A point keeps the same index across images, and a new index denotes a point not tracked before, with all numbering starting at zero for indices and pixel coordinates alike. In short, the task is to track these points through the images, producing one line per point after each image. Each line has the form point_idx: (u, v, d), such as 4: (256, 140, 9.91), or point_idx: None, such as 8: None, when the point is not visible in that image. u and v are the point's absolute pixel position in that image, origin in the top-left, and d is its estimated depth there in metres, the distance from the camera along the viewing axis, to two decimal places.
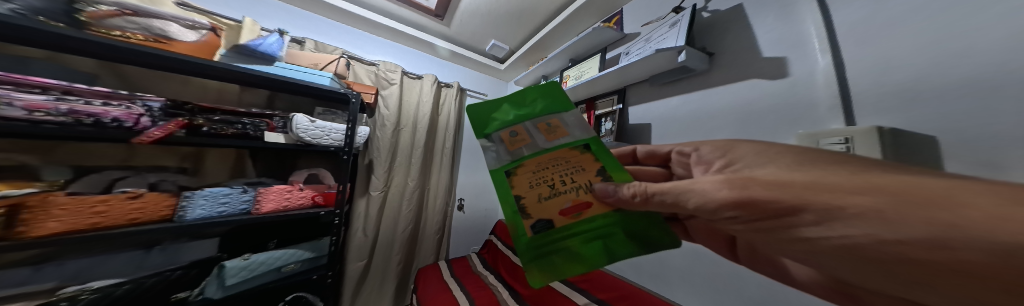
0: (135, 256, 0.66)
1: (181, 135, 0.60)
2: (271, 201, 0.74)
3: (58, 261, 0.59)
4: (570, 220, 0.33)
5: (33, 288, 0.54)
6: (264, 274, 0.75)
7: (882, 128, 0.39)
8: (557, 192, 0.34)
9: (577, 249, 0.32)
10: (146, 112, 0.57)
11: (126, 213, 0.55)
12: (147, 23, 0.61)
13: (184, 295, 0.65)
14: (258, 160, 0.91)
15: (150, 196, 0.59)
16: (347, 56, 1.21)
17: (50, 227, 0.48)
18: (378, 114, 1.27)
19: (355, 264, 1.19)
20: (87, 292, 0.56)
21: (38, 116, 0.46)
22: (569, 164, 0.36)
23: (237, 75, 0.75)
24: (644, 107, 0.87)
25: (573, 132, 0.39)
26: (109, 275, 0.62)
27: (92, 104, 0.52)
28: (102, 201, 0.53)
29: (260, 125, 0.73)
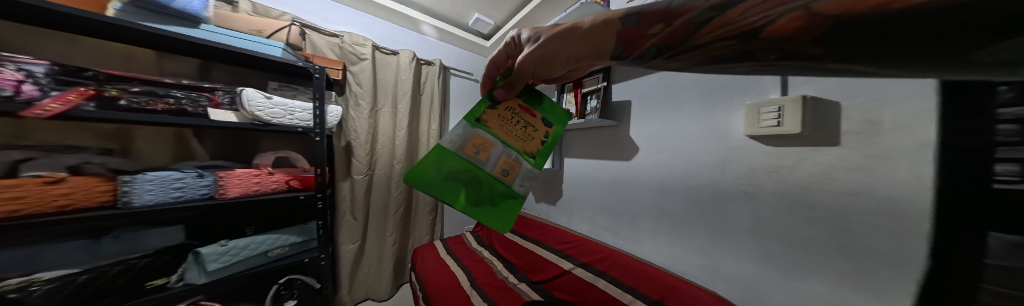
0: (82, 246, 0.59)
1: (90, 109, 0.49)
2: (237, 185, 0.66)
3: None
4: (535, 110, 0.45)
5: None
6: (251, 258, 0.71)
7: (807, 97, 0.45)
8: (523, 117, 0.44)
9: (550, 105, 0.45)
10: (27, 78, 0.45)
11: (50, 200, 0.47)
12: None
13: (162, 281, 0.60)
14: (207, 139, 0.79)
15: (76, 180, 0.51)
16: (299, 23, 1.02)
17: None
18: (349, 91, 1.14)
19: (347, 246, 1.17)
20: (39, 283, 0.51)
21: None
22: (501, 122, 0.43)
23: (149, 38, 0.60)
24: (625, 85, 0.85)
25: (465, 135, 0.41)
26: (59, 264, 0.56)
27: None
28: (13, 186, 0.45)
29: (200, 100, 0.62)
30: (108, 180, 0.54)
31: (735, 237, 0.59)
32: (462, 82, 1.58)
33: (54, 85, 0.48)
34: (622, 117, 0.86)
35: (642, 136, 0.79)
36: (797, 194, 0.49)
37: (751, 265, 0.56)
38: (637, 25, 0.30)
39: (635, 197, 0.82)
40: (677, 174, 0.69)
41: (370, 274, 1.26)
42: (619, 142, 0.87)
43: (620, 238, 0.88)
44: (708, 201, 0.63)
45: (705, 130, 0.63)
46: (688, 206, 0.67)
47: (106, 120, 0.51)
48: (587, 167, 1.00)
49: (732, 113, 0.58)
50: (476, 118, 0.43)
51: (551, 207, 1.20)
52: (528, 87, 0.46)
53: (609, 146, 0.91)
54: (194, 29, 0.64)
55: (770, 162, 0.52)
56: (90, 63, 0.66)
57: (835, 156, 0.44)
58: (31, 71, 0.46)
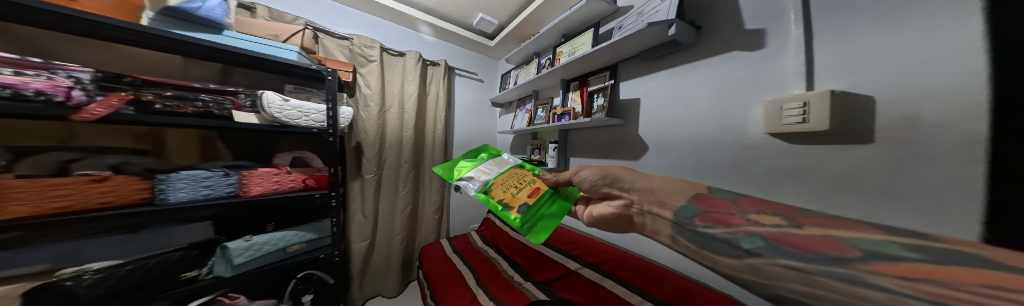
0: (121, 239, 0.62)
1: (129, 113, 0.53)
2: (258, 184, 0.70)
3: (34, 244, 0.56)
4: (533, 199, 0.53)
5: (25, 270, 0.53)
6: (268, 255, 0.74)
7: (835, 92, 0.41)
8: (523, 188, 0.57)
9: (539, 215, 0.50)
10: (76, 85, 0.49)
11: (93, 196, 0.51)
12: None
13: (195, 273, 0.65)
14: (229, 140, 0.83)
15: (117, 180, 0.54)
16: (312, 27, 1.06)
17: (15, 210, 0.46)
18: (359, 93, 1.18)
19: (359, 244, 1.21)
20: (89, 272, 0.56)
21: None
22: (518, 175, 0.63)
23: (177, 44, 0.64)
24: (631, 83, 0.83)
25: (505, 164, 0.70)
26: (102, 257, 0.60)
27: (3, 73, 0.44)
28: (61, 185, 0.49)
29: (224, 103, 0.66)
30: (145, 178, 0.58)
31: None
32: (466, 82, 1.59)
33: (98, 90, 0.51)
34: (629, 115, 0.83)
35: (654, 135, 0.74)
36: (823, 197, 0.45)
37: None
38: (703, 205, 0.38)
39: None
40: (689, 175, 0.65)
41: (379, 272, 1.29)
42: (629, 143, 0.82)
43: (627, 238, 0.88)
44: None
45: (720, 129, 0.59)
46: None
47: (143, 123, 0.55)
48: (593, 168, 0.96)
49: (749, 110, 0.54)
50: (519, 165, 0.68)
51: None
52: (555, 208, 0.52)
53: (616, 148, 0.87)
54: (217, 35, 0.68)
55: (795, 162, 0.48)
56: (123, 67, 0.71)
57: (866, 156, 0.39)
58: (79, 78, 0.50)
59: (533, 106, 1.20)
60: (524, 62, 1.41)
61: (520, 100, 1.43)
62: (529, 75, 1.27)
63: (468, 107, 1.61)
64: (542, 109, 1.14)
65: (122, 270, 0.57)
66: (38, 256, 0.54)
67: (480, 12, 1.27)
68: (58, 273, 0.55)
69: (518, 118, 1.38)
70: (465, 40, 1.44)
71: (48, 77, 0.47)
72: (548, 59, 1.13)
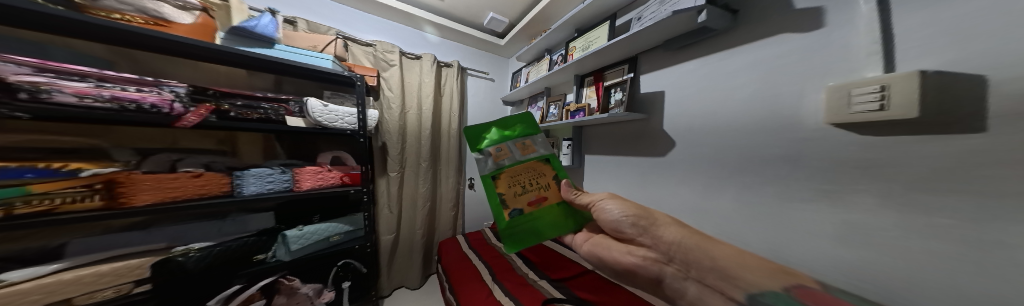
0: (213, 224, 0.74)
1: (213, 120, 0.63)
2: (306, 179, 0.79)
3: (152, 225, 0.69)
4: (531, 209, 0.56)
5: (147, 247, 0.65)
6: (314, 243, 0.83)
7: (928, 71, 0.33)
8: (528, 191, 0.57)
9: (527, 227, 0.54)
10: (176, 98, 0.59)
11: (195, 189, 0.62)
12: (139, 4, 0.58)
13: (263, 256, 0.76)
14: (285, 142, 0.94)
15: (208, 176, 0.65)
16: (342, 36, 1.15)
17: (144, 198, 0.57)
18: (382, 96, 1.26)
19: (385, 237, 1.30)
20: (193, 250, 0.67)
21: (89, 102, 0.50)
22: (534, 172, 0.59)
23: (240, 59, 0.73)
24: (655, 75, 0.80)
25: (533, 150, 0.60)
26: (200, 238, 0.72)
27: (128, 90, 0.54)
28: (173, 179, 0.60)
29: (280, 110, 0.75)
30: (228, 174, 0.68)
31: (806, 242, 0.50)
32: (479, 82, 1.63)
33: (191, 102, 0.61)
34: (652, 110, 0.81)
35: (682, 129, 0.71)
36: (904, 196, 0.38)
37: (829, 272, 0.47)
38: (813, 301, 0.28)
39: (670, 195, 0.75)
40: (728, 170, 0.61)
41: (402, 264, 1.38)
42: (650, 137, 0.80)
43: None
44: (768, 200, 0.55)
45: (765, 121, 0.54)
46: (743, 206, 0.59)
47: (223, 127, 0.65)
48: (610, 164, 0.95)
49: (805, 98, 0.48)
50: (544, 159, 0.61)
51: None
52: (549, 229, 0.55)
53: (637, 141, 0.85)
54: (270, 49, 0.76)
55: (864, 155, 0.41)
56: (208, 81, 0.83)
57: (964, 148, 0.32)
58: (178, 93, 0.60)
59: (546, 103, 1.21)
60: (535, 59, 1.43)
61: (532, 97, 1.44)
62: (541, 72, 1.28)
63: (481, 106, 1.65)
64: (556, 106, 1.13)
65: (213, 250, 0.68)
66: (158, 235, 0.67)
67: (491, 11, 1.29)
68: (171, 250, 0.67)
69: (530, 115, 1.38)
70: (477, 40, 1.48)
71: (158, 92, 0.57)
72: (561, 55, 1.13)
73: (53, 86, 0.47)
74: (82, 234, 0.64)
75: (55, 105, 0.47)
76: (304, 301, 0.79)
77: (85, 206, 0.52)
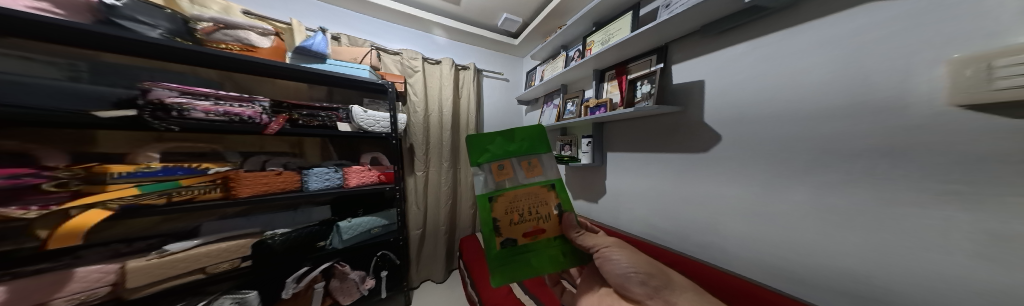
0: (290, 215, 0.91)
1: (288, 128, 0.75)
2: (353, 177, 0.90)
3: (246, 215, 0.85)
4: (526, 240, 0.57)
5: (244, 231, 0.81)
6: (360, 234, 0.93)
7: None
8: (523, 220, 0.57)
9: (517, 260, 0.55)
10: (262, 110, 0.71)
11: (279, 184, 0.75)
12: (235, 34, 0.72)
13: (323, 243, 0.89)
14: (337, 146, 1.07)
15: (286, 174, 0.78)
16: (375, 48, 1.26)
17: (247, 190, 0.70)
18: (408, 101, 1.36)
19: (413, 232, 1.40)
20: (276, 235, 0.81)
21: (211, 117, 0.64)
22: (535, 199, 0.59)
23: (303, 75, 0.86)
24: (692, 64, 0.72)
25: (535, 172, 0.61)
26: (281, 225, 0.88)
27: (234, 105, 0.67)
28: (265, 175, 0.73)
29: (332, 117, 0.86)
30: (299, 174, 0.81)
31: (912, 254, 0.39)
32: (494, 83, 1.68)
33: (272, 113, 0.74)
34: (688, 102, 0.72)
35: (729, 122, 0.62)
36: None
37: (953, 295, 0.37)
38: None
39: (714, 196, 0.65)
40: (796, 170, 0.51)
41: (429, 258, 1.47)
42: (683, 133, 0.72)
43: (683, 239, 0.74)
44: (852, 204, 0.45)
45: (844, 110, 0.45)
46: (814, 211, 0.50)
47: (296, 133, 0.78)
48: (634, 161, 0.89)
49: (910, 79, 0.38)
50: (547, 185, 0.60)
51: (592, 205, 1.09)
52: (540, 266, 0.55)
53: (670, 137, 0.76)
54: (322, 64, 0.88)
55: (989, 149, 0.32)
56: (282, 97, 0.96)
57: None
58: (264, 106, 0.72)
59: (562, 101, 1.20)
60: (550, 56, 1.44)
61: (547, 95, 1.45)
62: (556, 69, 1.26)
63: (496, 106, 1.69)
64: (573, 102, 1.13)
65: (290, 234, 0.82)
66: (254, 221, 0.84)
67: (504, 12, 1.32)
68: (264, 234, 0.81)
69: (546, 113, 1.39)
70: (492, 41, 1.52)
71: (252, 105, 0.70)
72: (578, 51, 1.13)
73: (189, 105, 0.61)
74: (207, 218, 0.84)
75: (190, 119, 0.62)
76: (351, 285, 0.94)
77: (209, 197, 0.67)
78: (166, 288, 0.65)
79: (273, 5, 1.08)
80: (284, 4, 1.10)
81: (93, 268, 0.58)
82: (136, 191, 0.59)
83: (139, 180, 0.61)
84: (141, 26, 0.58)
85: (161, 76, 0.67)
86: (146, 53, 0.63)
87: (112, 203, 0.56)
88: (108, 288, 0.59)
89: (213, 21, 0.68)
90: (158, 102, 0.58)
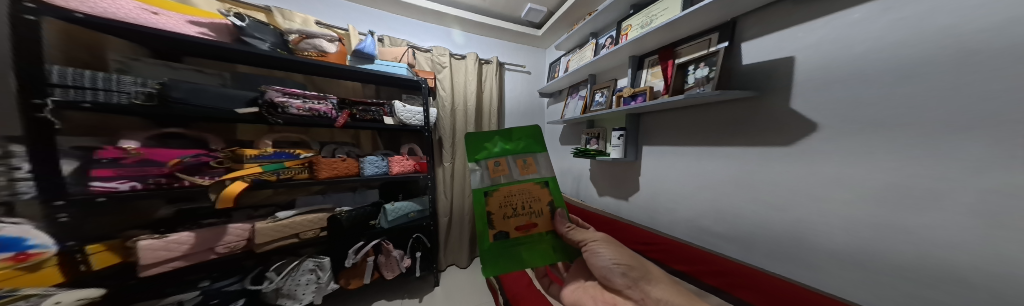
0: (354, 197, 1.08)
1: (350, 122, 0.90)
2: (397, 166, 1.01)
3: (325, 193, 1.05)
4: (519, 234, 0.60)
5: (321, 205, 0.98)
6: (401, 217, 1.06)
7: None
8: (515, 214, 0.60)
9: (508, 254, 0.57)
10: (334, 107, 0.86)
11: (346, 170, 0.89)
12: (315, 43, 0.84)
13: (375, 222, 1.04)
14: (383, 137, 1.19)
15: (350, 161, 0.91)
16: (410, 46, 1.35)
17: (326, 173, 0.85)
18: (439, 95, 1.44)
19: (442, 219, 1.51)
20: (342, 212, 0.96)
21: (300, 112, 0.79)
22: (528, 195, 0.62)
23: (358, 74, 0.98)
24: (775, 38, 0.57)
25: (530, 171, 0.65)
26: (348, 203, 1.06)
27: (314, 103, 0.82)
28: (337, 162, 0.87)
29: (380, 112, 0.98)
30: (358, 162, 0.94)
31: None
32: (516, 76, 1.70)
33: (340, 108, 0.89)
34: (769, 84, 0.57)
35: (822, 110, 0.48)
36: None
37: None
38: None
39: (800, 205, 0.52)
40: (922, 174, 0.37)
41: (456, 244, 1.57)
42: (756, 127, 0.59)
43: (732, 247, 0.66)
44: (995, 225, 0.33)
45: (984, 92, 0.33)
46: (944, 232, 0.36)
47: (357, 127, 0.93)
48: (676, 155, 0.80)
49: None
50: (541, 182, 0.64)
51: (622, 202, 1.05)
52: (530, 260, 0.58)
53: (735, 128, 0.64)
54: (371, 64, 0.98)
55: None
56: (345, 95, 1.09)
57: None
58: (334, 103, 0.87)
59: (591, 91, 1.18)
60: (576, 46, 1.41)
61: (572, 87, 1.43)
62: (584, 59, 1.25)
63: (518, 100, 1.71)
64: (603, 93, 1.10)
65: (353, 212, 0.96)
66: (329, 199, 1.03)
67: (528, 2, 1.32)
68: (336, 209, 0.98)
69: (571, 106, 1.37)
70: (514, 34, 1.54)
71: (327, 102, 0.85)
72: (611, 38, 1.08)
73: (288, 104, 0.77)
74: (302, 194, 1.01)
75: (286, 114, 0.77)
76: (393, 261, 1.06)
77: (302, 177, 0.83)
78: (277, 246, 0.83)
79: (332, 14, 1.21)
80: (343, 13, 1.23)
81: (238, 226, 0.78)
82: (260, 169, 0.74)
83: (262, 161, 0.76)
84: (257, 41, 0.75)
85: (268, 80, 0.86)
86: (257, 60, 0.82)
87: (248, 177, 0.72)
88: (244, 242, 0.79)
89: (298, 32, 0.82)
90: (270, 101, 0.75)
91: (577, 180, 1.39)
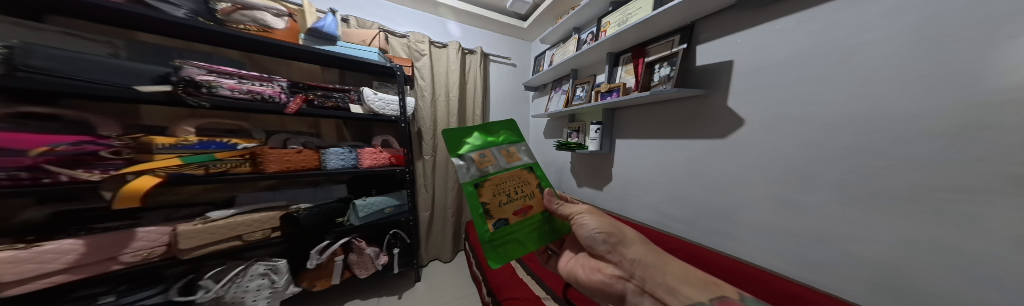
0: (313, 192, 0.97)
1: (306, 109, 0.79)
2: (367, 158, 0.94)
3: (279, 190, 0.93)
4: (519, 218, 0.55)
5: (272, 203, 0.88)
6: (374, 213, 1.00)
7: None
8: (512, 199, 0.55)
9: (511, 242, 0.53)
10: (282, 90, 0.77)
11: (301, 162, 0.80)
12: (253, 15, 0.73)
13: (342, 219, 0.97)
14: (352, 127, 1.10)
15: (307, 152, 0.82)
16: (383, 30, 1.24)
17: (274, 166, 0.75)
18: (417, 85, 1.35)
19: (422, 214, 1.46)
20: (299, 209, 0.86)
21: (236, 94, 0.69)
22: (520, 180, 0.58)
23: (316, 56, 0.88)
24: (739, 34, 0.60)
25: (519, 159, 0.61)
26: (307, 199, 0.96)
27: (255, 85, 0.73)
28: (288, 153, 0.78)
29: (345, 98, 0.90)
30: (318, 152, 0.85)
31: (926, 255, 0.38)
32: (502, 68, 1.64)
33: (291, 93, 0.79)
34: (715, 83, 0.65)
35: (773, 104, 0.54)
36: None
37: (965, 288, 0.36)
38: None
39: (752, 189, 0.58)
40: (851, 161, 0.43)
41: (439, 239, 1.53)
42: (705, 117, 0.66)
43: (694, 229, 0.72)
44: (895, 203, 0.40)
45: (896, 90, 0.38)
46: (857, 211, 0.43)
47: (313, 114, 0.82)
48: (651, 147, 0.83)
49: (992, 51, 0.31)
50: (530, 166, 0.61)
51: (599, 192, 1.08)
52: (532, 241, 0.55)
53: (702, 119, 0.67)
54: (333, 46, 0.88)
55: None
56: (300, 78, 0.99)
57: None
58: (283, 86, 0.78)
59: (573, 85, 1.17)
60: (561, 40, 1.38)
61: (556, 81, 1.41)
62: (567, 53, 1.22)
63: (504, 93, 1.66)
64: (585, 88, 1.09)
65: (315, 209, 0.88)
66: (281, 195, 0.92)
67: None
68: (290, 207, 0.87)
69: (554, 100, 1.36)
70: (501, 25, 1.48)
71: (272, 85, 0.75)
72: (590, 33, 1.08)
73: (217, 82, 0.67)
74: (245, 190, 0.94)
75: (217, 96, 0.67)
76: (368, 260, 1.01)
77: (241, 170, 0.74)
78: (212, 251, 0.73)
79: None
80: None
81: (150, 230, 0.67)
82: (180, 161, 0.64)
83: (180, 152, 0.68)
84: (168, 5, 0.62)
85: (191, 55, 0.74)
86: (177, 32, 0.69)
87: (161, 171, 0.62)
88: (164, 247, 0.69)
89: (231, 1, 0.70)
90: (189, 79, 0.63)
91: (559, 172, 1.40)
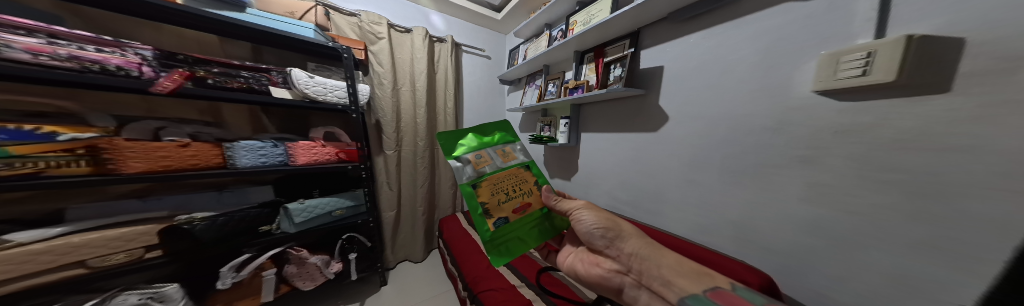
0: (212, 197, 0.77)
1: (191, 87, 0.61)
2: (302, 154, 0.78)
3: (157, 196, 0.72)
4: (518, 216, 0.52)
5: (152, 214, 0.69)
6: (319, 216, 0.86)
7: (915, 37, 0.31)
8: (512, 198, 0.52)
9: (512, 240, 0.50)
10: (144, 62, 0.58)
11: (186, 159, 0.63)
12: None
13: (269, 227, 0.80)
14: (273, 114, 0.91)
15: (199, 145, 0.65)
16: (321, 4, 1.03)
17: (135, 166, 0.58)
18: (372, 71, 1.17)
19: (387, 213, 1.31)
20: (196, 219, 0.70)
21: (44, 60, 0.48)
22: (518, 178, 0.54)
23: (206, 21, 0.68)
24: (677, 25, 0.65)
25: (517, 159, 0.56)
26: (204, 207, 0.75)
27: (88, 50, 0.53)
28: (161, 148, 0.60)
29: (261, 79, 0.73)
30: (218, 145, 0.68)
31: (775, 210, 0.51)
32: (476, 60, 1.52)
33: (162, 67, 0.61)
34: (651, 85, 0.72)
35: (693, 91, 0.62)
36: (868, 156, 0.38)
37: (794, 232, 0.49)
38: (719, 299, 0.37)
39: (676, 167, 0.67)
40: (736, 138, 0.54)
41: (408, 240, 1.41)
42: (646, 115, 0.73)
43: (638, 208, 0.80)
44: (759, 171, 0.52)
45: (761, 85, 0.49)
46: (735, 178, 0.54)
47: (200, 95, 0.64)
48: (607, 132, 0.87)
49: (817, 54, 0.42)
50: (527, 164, 0.57)
51: (567, 182, 1.11)
52: (532, 238, 0.53)
53: (647, 102, 0.73)
54: (242, 14, 0.70)
55: (839, 120, 0.41)
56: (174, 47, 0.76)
57: (934, 109, 0.32)
58: (144, 56, 0.59)
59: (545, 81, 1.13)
60: (534, 35, 1.32)
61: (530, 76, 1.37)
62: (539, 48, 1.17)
63: (477, 86, 1.55)
64: (554, 84, 1.07)
65: (219, 218, 0.72)
66: (165, 203, 0.71)
67: None
68: (175, 218, 0.69)
69: (528, 94, 1.31)
70: (474, 15, 1.36)
71: (122, 54, 0.56)
72: (561, 30, 1.04)
73: (2, 39, 0.45)
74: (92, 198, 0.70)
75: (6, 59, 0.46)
76: (314, 270, 0.88)
77: (75, 171, 0.53)
78: (34, 284, 0.55)
79: None
80: None
81: None
82: None
83: None
84: None
85: None
86: None
87: None
88: None
89: None
90: None
91: None
